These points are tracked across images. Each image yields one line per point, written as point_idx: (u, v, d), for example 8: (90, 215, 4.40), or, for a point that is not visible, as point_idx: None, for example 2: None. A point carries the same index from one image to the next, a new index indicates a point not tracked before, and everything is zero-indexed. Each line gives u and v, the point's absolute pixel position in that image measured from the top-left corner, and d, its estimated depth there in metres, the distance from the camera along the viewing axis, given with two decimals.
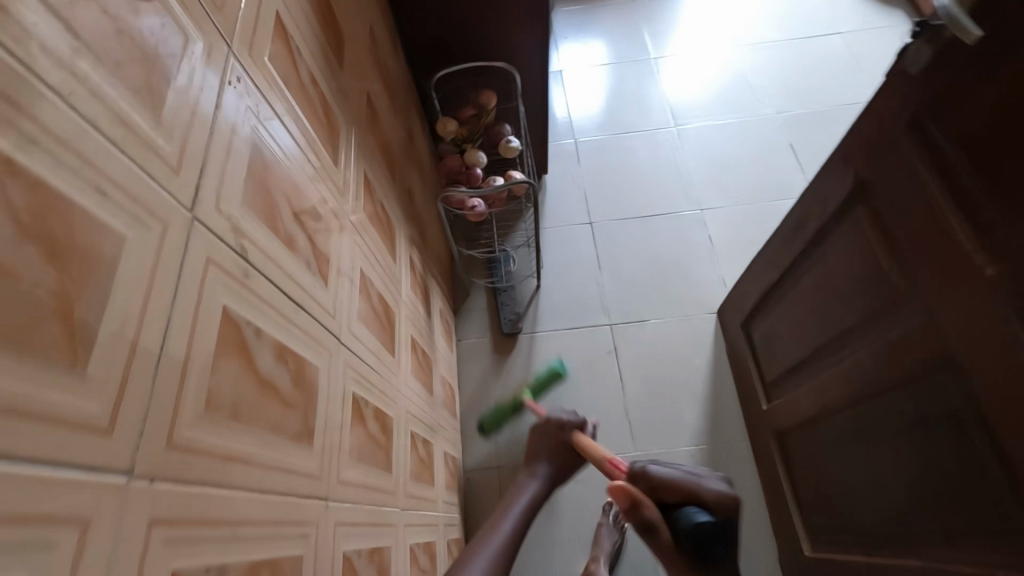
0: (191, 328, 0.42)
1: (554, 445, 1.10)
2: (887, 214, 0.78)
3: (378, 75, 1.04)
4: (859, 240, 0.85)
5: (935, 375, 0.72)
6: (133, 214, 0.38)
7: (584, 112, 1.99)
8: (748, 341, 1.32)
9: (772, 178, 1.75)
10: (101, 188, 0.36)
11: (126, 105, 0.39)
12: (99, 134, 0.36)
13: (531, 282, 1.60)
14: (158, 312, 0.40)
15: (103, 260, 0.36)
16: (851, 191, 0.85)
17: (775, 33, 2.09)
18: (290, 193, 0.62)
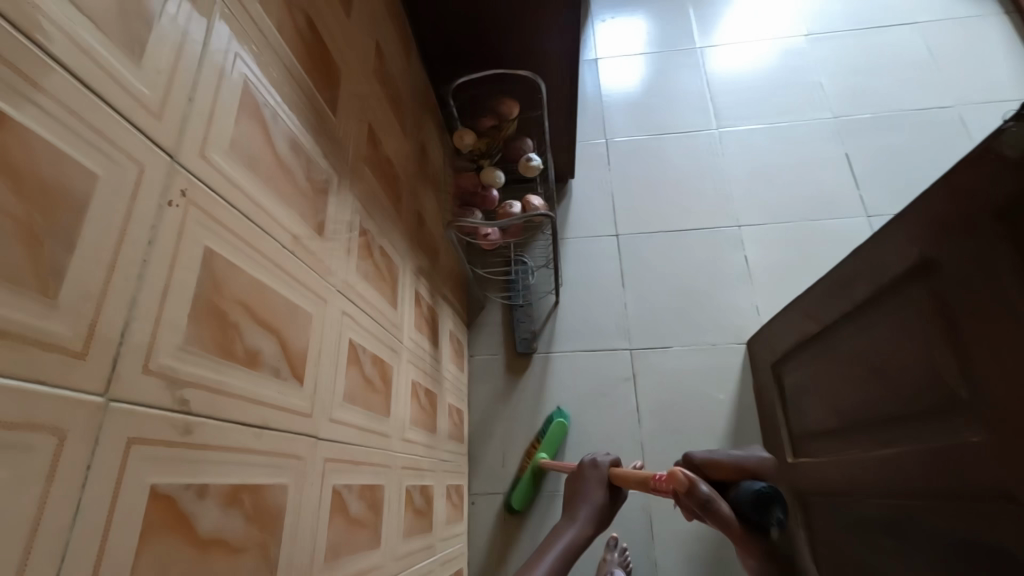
0: (142, 505, 0.34)
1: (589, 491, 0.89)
2: (955, 306, 0.67)
3: (385, 92, 0.94)
4: (914, 327, 0.75)
5: (988, 505, 0.63)
6: (60, 389, 0.30)
7: (619, 106, 1.83)
8: (777, 385, 1.22)
9: (824, 192, 1.58)
10: (15, 373, 0.27)
11: (56, 242, 0.30)
12: (13, 301, 0.28)
13: (549, 298, 1.53)
14: (98, 505, 0.31)
15: (17, 468, 0.27)
16: (910, 267, 0.74)
17: (839, 21, 1.86)
18: (285, 273, 0.54)
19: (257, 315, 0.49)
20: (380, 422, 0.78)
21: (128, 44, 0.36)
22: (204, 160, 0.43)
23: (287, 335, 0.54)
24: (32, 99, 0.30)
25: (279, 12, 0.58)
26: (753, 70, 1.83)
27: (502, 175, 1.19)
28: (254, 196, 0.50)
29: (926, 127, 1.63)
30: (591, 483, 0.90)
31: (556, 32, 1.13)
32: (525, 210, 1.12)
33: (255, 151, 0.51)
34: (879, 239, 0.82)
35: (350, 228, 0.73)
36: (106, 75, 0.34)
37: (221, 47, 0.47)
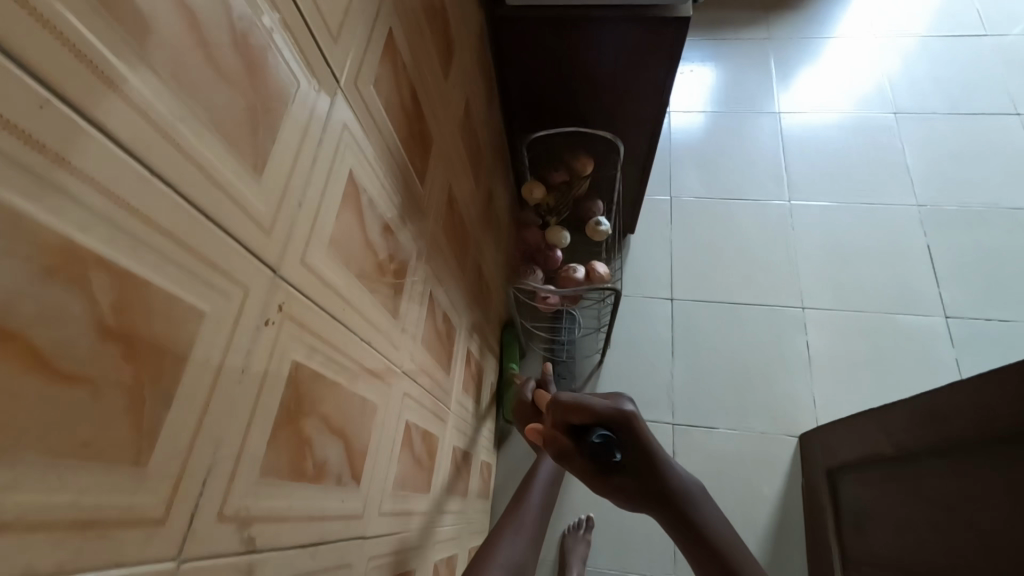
0: None
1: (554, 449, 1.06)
2: None
3: (468, 147, 0.92)
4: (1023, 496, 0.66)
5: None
6: (137, 568, 0.27)
7: (688, 164, 1.78)
8: (832, 493, 1.14)
9: (899, 283, 1.49)
10: (98, 560, 0.25)
11: (162, 400, 0.27)
12: (110, 479, 0.25)
13: (594, 357, 1.48)
14: None
15: None
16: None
17: (933, 103, 1.78)
18: (355, 369, 0.51)
19: (328, 422, 0.46)
20: (420, 502, 0.74)
21: (252, 157, 0.33)
22: (304, 267, 0.40)
23: (353, 435, 0.50)
24: (152, 245, 0.26)
25: (390, 89, 0.55)
26: (833, 143, 1.76)
27: (569, 236, 1.17)
28: (343, 292, 0.47)
29: (1017, 227, 1.53)
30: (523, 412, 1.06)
31: (645, 98, 1.09)
32: (589, 277, 1.09)
33: (350, 243, 0.48)
34: (985, 382, 0.74)
35: (420, 298, 0.70)
36: (227, 196, 0.31)
37: (335, 141, 0.44)
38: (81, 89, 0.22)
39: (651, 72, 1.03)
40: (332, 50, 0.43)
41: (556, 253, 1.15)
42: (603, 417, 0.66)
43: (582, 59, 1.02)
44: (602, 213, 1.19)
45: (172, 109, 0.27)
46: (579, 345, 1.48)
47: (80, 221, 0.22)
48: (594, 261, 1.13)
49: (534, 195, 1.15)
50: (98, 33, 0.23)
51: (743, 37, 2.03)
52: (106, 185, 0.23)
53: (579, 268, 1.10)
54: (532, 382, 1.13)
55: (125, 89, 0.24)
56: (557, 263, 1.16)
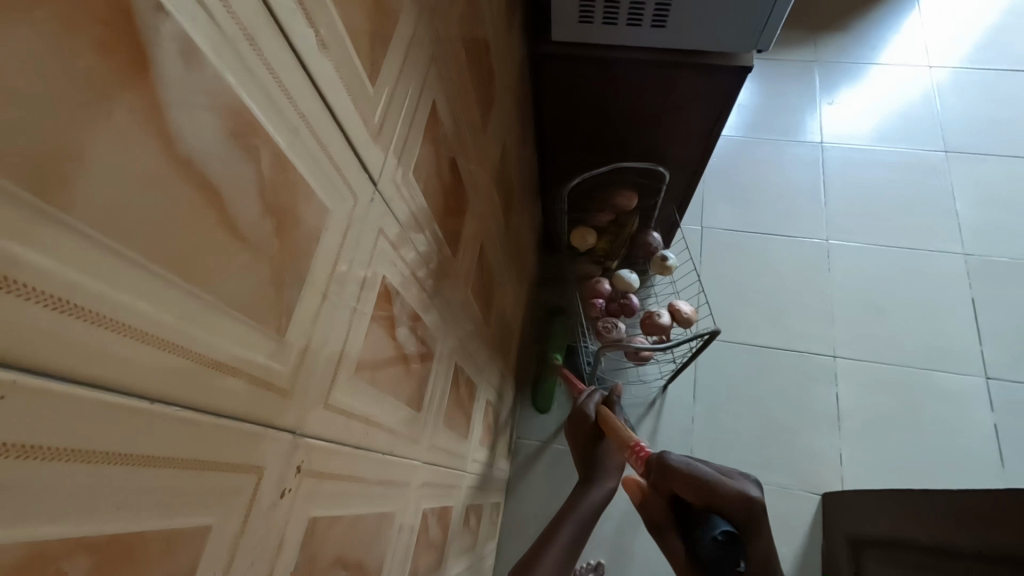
0: None
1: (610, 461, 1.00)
2: None
3: (500, 190, 0.85)
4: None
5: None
6: None
7: (722, 192, 1.69)
8: (856, 567, 1.09)
9: (938, 338, 1.42)
10: None
11: None
12: None
13: (652, 388, 1.42)
14: None
15: None
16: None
17: (988, 143, 1.68)
18: (375, 489, 0.46)
19: (344, 562, 0.41)
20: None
21: (275, 318, 0.29)
22: (325, 410, 0.35)
23: (368, 561, 0.46)
24: (126, 482, 0.22)
25: (428, 167, 0.50)
26: (879, 179, 1.67)
27: (636, 276, 1.09)
28: (364, 415, 0.42)
29: None
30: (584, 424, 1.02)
31: (690, 140, 1.02)
32: (675, 319, 1.02)
33: (376, 357, 0.43)
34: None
35: (444, 371, 0.65)
36: (238, 378, 0.27)
37: (369, 252, 0.39)
38: (41, 348, 0.18)
39: (701, 115, 0.96)
40: (373, 151, 0.38)
41: (631, 299, 1.06)
42: (731, 506, 0.68)
43: (628, 97, 0.96)
44: (664, 246, 1.12)
45: (179, 316, 0.23)
46: (628, 375, 1.44)
47: (55, 507, 0.19)
48: (674, 300, 1.06)
49: (586, 240, 1.12)
50: (79, 268, 0.19)
51: (788, 57, 1.93)
52: (76, 447, 0.20)
53: (662, 312, 1.02)
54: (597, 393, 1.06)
55: (96, 309, 0.20)
56: (634, 309, 1.07)
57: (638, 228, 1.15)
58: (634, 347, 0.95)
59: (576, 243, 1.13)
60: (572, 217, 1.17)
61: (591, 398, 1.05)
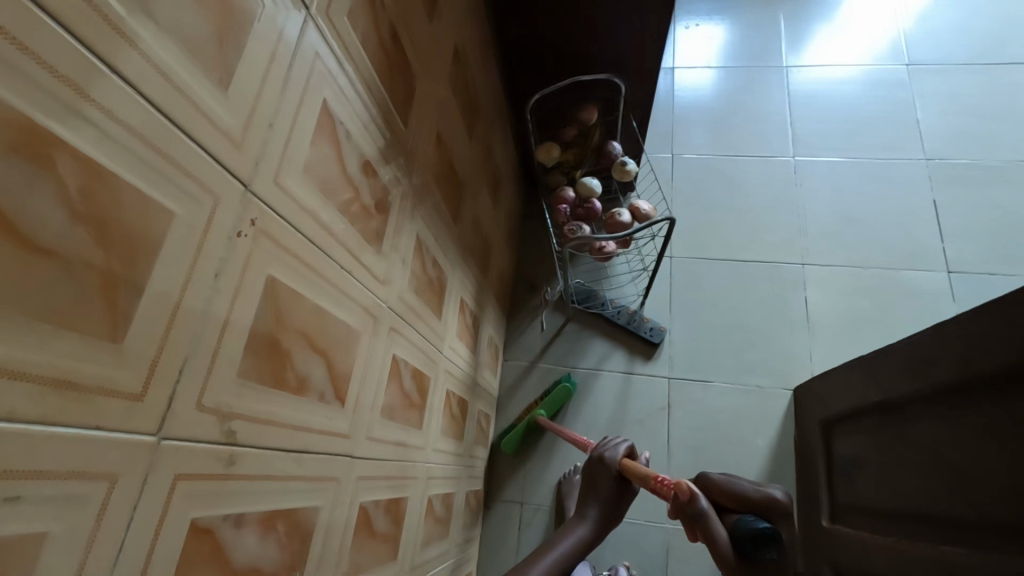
0: (162, 535, 0.33)
1: (601, 486, 0.85)
2: None
3: (459, 94, 0.92)
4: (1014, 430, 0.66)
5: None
6: (123, 425, 0.30)
7: (690, 121, 1.75)
8: (825, 445, 1.15)
9: (903, 240, 1.48)
10: (88, 409, 0.28)
11: (139, 283, 0.30)
12: (94, 348, 0.28)
13: (630, 307, 1.47)
14: (143, 532, 0.31)
15: (81, 496, 0.28)
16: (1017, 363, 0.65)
17: (947, 54, 1.72)
18: (338, 297, 0.53)
19: (310, 341, 0.48)
20: (413, 435, 0.78)
21: (218, 73, 0.35)
22: (277, 188, 0.42)
23: (336, 359, 0.53)
24: (114, 139, 0.28)
25: (366, 24, 0.56)
26: (845, 97, 1.71)
27: (599, 183, 1.15)
28: (318, 219, 0.49)
29: None
30: (602, 476, 0.85)
31: (639, 46, 1.09)
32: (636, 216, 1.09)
33: (326, 170, 0.50)
34: (983, 316, 0.72)
35: (407, 237, 0.72)
36: (190, 104, 0.33)
37: (307, 69, 0.45)
38: None
39: (648, 15, 1.03)
40: None
41: (595, 204, 1.13)
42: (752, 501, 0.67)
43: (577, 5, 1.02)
44: (624, 154, 1.18)
45: (132, 14, 0.29)
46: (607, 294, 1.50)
47: (63, 123, 0.26)
48: (635, 200, 1.13)
49: (552, 155, 1.16)
50: None
51: None
52: (72, 83, 0.26)
53: (623, 210, 1.09)
54: (626, 441, 0.89)
55: None
56: (599, 213, 1.14)
57: (600, 140, 1.22)
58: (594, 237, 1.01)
59: (542, 158, 1.18)
60: (539, 137, 1.23)
61: (615, 447, 0.87)
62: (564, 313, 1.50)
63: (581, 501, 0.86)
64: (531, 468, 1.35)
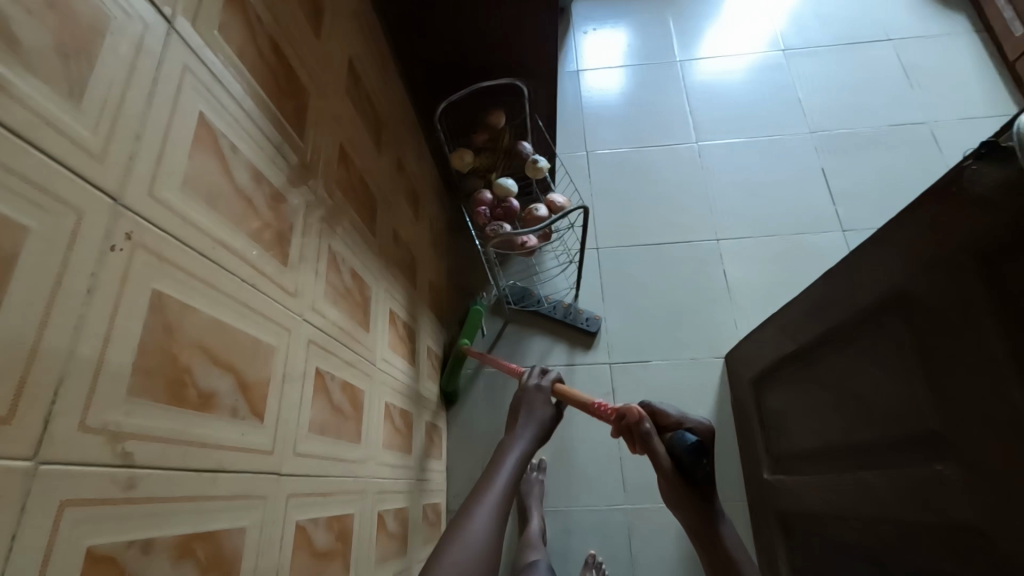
0: (50, 565, 0.31)
1: (535, 407, 0.92)
2: (919, 321, 0.67)
3: (359, 106, 0.93)
4: (892, 353, 0.72)
5: (967, 548, 0.62)
6: None
7: (600, 120, 1.83)
8: (757, 403, 1.22)
9: (802, 207, 1.60)
10: None
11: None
12: None
13: (565, 301, 1.51)
14: (25, 562, 0.30)
15: None
16: (887, 293, 0.72)
17: (815, 38, 1.90)
18: (241, 310, 0.52)
19: (212, 356, 0.47)
20: (350, 448, 0.77)
21: (66, 88, 0.35)
22: (153, 200, 0.41)
23: (247, 373, 0.52)
24: None
25: (241, 38, 0.56)
26: (735, 84, 1.85)
27: (514, 182, 1.19)
28: (207, 232, 0.48)
29: (897, 143, 1.67)
30: (537, 400, 0.93)
31: (533, 49, 1.14)
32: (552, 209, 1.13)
33: (211, 183, 0.49)
34: (858, 257, 0.80)
35: (317, 249, 0.71)
36: (34, 117, 0.33)
37: (175, 82, 0.45)
38: None
39: (536, 18, 1.08)
40: None
41: (512, 202, 1.16)
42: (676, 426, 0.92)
43: (468, 14, 1.06)
44: (534, 152, 1.22)
45: None
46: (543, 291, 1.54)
47: None
48: (550, 195, 1.17)
49: (466, 160, 1.19)
50: None
51: None
52: None
53: (540, 205, 1.14)
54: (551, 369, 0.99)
55: None
56: (517, 211, 1.17)
57: (511, 142, 1.27)
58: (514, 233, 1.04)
59: (457, 164, 1.20)
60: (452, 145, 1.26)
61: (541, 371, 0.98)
62: (503, 315, 1.52)
63: (515, 420, 0.90)
64: None
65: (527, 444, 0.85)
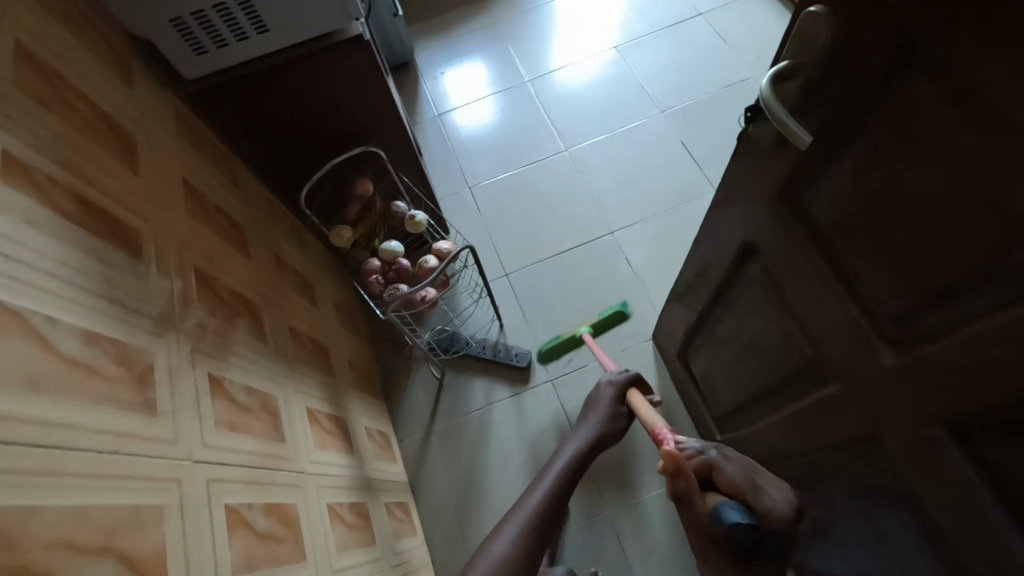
0: None
1: (601, 396, 1.17)
2: (770, 264, 0.73)
3: (212, 221, 0.91)
4: (767, 297, 0.78)
5: (870, 453, 0.67)
6: None
7: (473, 154, 1.89)
8: (688, 372, 1.27)
9: (674, 180, 1.72)
10: None
11: None
12: None
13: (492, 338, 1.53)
14: None
15: None
16: (744, 247, 0.79)
17: (638, 28, 2.07)
18: (106, 483, 0.49)
19: (76, 546, 0.44)
20: (293, 568, 0.73)
21: None
22: None
23: (132, 545, 0.49)
24: None
25: (33, 205, 0.54)
26: (583, 87, 1.97)
27: (398, 242, 1.19)
28: (37, 418, 0.45)
29: (735, 101, 1.84)
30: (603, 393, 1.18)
31: (376, 116, 1.16)
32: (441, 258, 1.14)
33: (27, 368, 0.46)
34: (713, 222, 0.87)
35: (196, 381, 0.68)
36: None
37: None
38: None
39: (367, 88, 1.10)
40: None
41: (402, 262, 1.17)
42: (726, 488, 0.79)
43: (299, 101, 1.07)
44: (410, 209, 1.24)
45: None
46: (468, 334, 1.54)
47: None
48: (436, 244, 1.19)
49: (345, 235, 1.18)
50: None
51: (474, 27, 2.20)
52: None
53: (429, 257, 1.15)
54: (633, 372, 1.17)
55: None
56: (410, 269, 1.17)
57: (385, 205, 1.28)
58: (409, 292, 1.05)
59: (337, 242, 1.19)
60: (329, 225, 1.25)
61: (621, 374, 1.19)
62: (437, 368, 1.51)
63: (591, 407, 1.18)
64: (469, 531, 1.32)
65: (586, 438, 1.13)
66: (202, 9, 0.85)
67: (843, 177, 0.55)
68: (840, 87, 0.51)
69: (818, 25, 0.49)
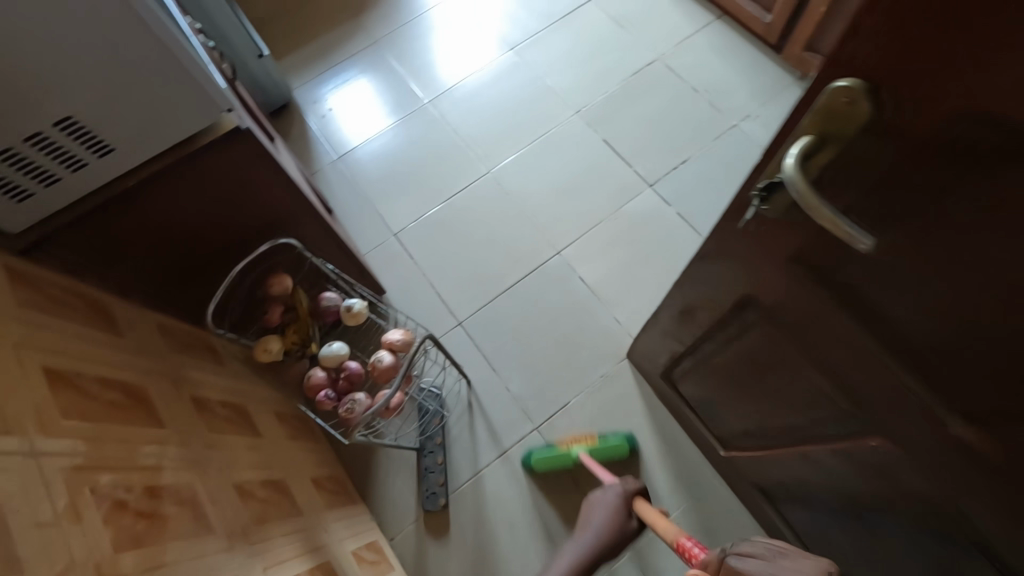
0: None
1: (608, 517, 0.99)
2: (783, 318, 0.67)
3: (105, 405, 0.71)
4: (778, 345, 0.72)
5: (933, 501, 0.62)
6: None
7: (388, 196, 1.70)
8: (676, 394, 1.22)
9: (608, 184, 1.65)
10: None
11: None
12: None
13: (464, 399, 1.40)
14: None
15: None
16: (745, 297, 0.72)
17: (532, 26, 1.94)
18: None
19: None
20: None
21: None
22: None
23: None
24: None
25: None
26: (490, 100, 1.83)
27: (340, 342, 1.02)
28: None
29: (647, 88, 1.78)
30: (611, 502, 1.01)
31: (279, 207, 0.98)
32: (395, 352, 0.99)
33: None
34: (698, 268, 0.79)
35: None
36: None
37: None
38: None
39: (260, 180, 0.91)
40: None
41: (351, 366, 1.00)
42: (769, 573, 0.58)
43: (174, 212, 0.87)
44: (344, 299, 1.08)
45: None
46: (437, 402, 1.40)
47: None
48: (385, 335, 1.03)
49: (274, 349, 1.00)
50: None
51: (351, 52, 1.97)
52: None
53: (383, 354, 0.99)
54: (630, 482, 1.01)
55: None
56: (361, 371, 1.01)
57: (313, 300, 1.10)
58: (372, 409, 0.89)
59: (266, 358, 1.01)
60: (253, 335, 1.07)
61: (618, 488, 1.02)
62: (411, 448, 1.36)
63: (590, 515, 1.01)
64: None
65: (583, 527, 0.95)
66: (12, 149, 0.65)
67: (882, 252, 0.48)
68: (867, 170, 0.44)
69: (859, 102, 0.41)
